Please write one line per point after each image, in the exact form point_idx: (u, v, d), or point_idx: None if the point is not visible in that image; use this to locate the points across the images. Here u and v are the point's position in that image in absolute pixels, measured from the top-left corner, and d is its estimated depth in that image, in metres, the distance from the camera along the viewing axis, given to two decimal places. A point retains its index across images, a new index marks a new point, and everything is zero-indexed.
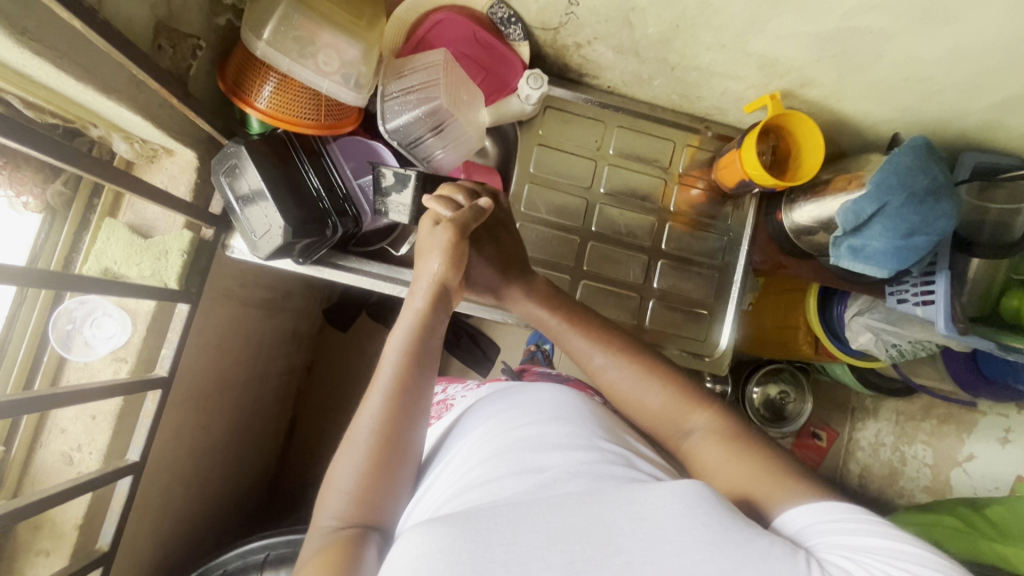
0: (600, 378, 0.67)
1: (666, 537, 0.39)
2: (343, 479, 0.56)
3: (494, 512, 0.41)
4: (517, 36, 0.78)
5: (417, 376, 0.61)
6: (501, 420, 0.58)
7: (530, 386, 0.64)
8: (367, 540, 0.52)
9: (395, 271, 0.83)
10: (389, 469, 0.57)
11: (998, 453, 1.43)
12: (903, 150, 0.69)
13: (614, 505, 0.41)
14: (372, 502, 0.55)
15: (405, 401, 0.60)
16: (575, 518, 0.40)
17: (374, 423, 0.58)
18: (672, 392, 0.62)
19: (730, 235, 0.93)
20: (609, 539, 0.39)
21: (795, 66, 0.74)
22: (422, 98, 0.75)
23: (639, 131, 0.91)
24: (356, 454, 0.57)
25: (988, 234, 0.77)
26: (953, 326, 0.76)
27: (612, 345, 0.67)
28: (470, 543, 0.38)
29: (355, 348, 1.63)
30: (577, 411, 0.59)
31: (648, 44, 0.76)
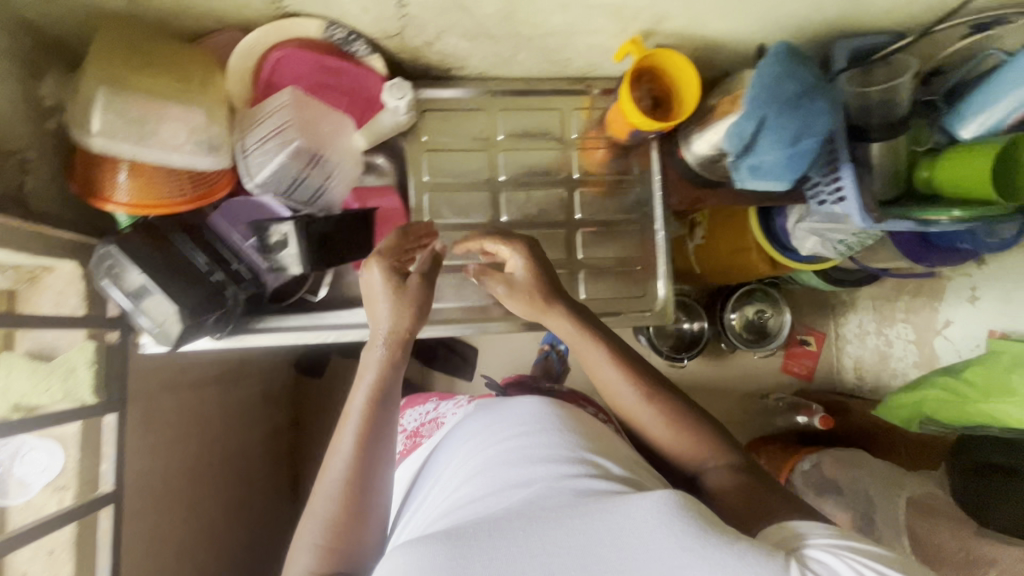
0: (630, 413, 0.70)
1: (644, 546, 0.45)
2: (313, 532, 0.60)
3: (477, 530, 0.48)
4: (363, 52, 0.76)
5: (382, 428, 0.64)
6: (500, 454, 0.65)
7: (517, 412, 0.72)
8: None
9: (315, 317, 0.82)
10: (354, 522, 0.61)
11: (971, 311, 1.41)
12: (771, 58, 0.68)
13: (599, 522, 0.47)
14: (343, 554, 0.60)
15: (373, 438, 0.63)
16: (558, 534, 0.47)
17: (345, 477, 0.61)
18: (683, 432, 0.68)
19: (641, 184, 0.92)
20: (587, 552, 0.45)
21: (644, 6, 0.72)
22: (281, 142, 0.73)
23: (522, 109, 0.90)
24: (325, 508, 0.61)
25: (878, 116, 0.77)
26: (868, 217, 0.76)
27: (649, 390, 0.70)
28: (454, 559, 0.46)
29: (337, 389, 1.63)
30: (569, 437, 0.66)
31: (495, 24, 0.74)
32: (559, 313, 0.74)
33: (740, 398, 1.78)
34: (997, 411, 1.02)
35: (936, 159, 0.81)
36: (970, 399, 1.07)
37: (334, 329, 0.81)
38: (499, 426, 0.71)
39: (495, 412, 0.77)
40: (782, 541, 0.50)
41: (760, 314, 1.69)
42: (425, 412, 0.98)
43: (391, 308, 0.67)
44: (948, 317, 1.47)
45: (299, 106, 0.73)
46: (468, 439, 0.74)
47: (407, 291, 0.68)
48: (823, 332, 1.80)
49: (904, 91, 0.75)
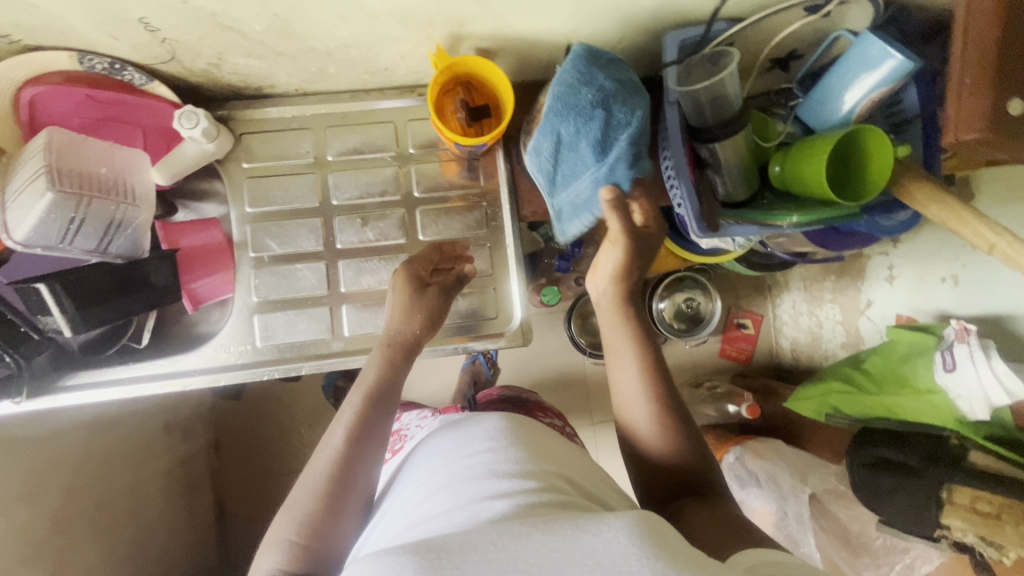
0: (630, 416, 0.62)
1: (612, 573, 0.39)
2: (287, 526, 0.58)
3: (451, 541, 0.43)
4: (141, 80, 0.69)
5: (372, 428, 0.64)
6: (470, 472, 0.60)
7: (477, 421, 0.71)
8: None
9: (133, 368, 0.77)
10: (330, 519, 0.59)
11: (889, 291, 1.37)
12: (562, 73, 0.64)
13: (566, 535, 0.42)
14: (312, 554, 0.58)
15: (364, 445, 0.63)
16: (529, 551, 0.41)
17: (329, 471, 0.61)
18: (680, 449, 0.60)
19: (489, 196, 0.86)
20: (560, 572, 0.39)
21: (434, 11, 0.64)
22: (35, 188, 0.63)
23: (351, 124, 0.83)
24: (304, 501, 0.60)
25: (711, 116, 0.71)
26: (704, 226, 0.71)
27: (669, 407, 0.61)
28: (422, 572, 0.39)
29: (259, 409, 1.58)
30: (524, 456, 0.62)
31: (277, 41, 0.66)
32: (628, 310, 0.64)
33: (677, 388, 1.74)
34: (890, 404, 1.00)
35: (786, 154, 0.74)
36: (865, 392, 1.04)
37: (152, 380, 0.77)
38: (465, 436, 0.69)
39: (457, 428, 0.72)
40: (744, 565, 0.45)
41: (689, 302, 1.63)
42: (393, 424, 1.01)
43: (399, 313, 0.71)
44: (870, 297, 1.44)
45: (59, 150, 0.64)
46: (432, 451, 0.71)
47: (417, 298, 0.72)
48: (760, 314, 1.74)
49: (733, 89, 0.68)
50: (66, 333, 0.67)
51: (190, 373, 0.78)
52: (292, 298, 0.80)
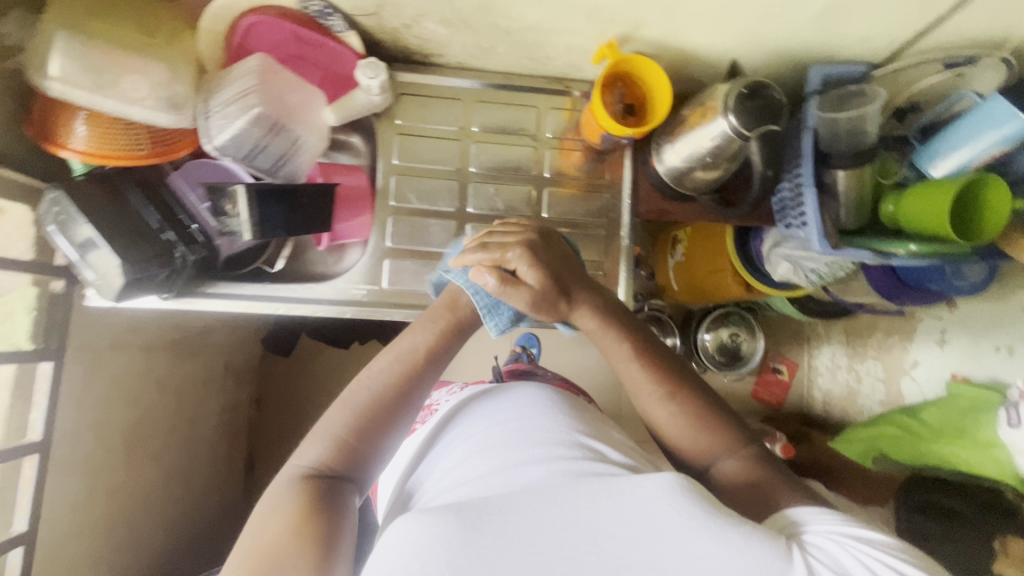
0: (650, 414, 0.63)
1: (654, 526, 0.45)
2: (331, 425, 0.58)
3: (487, 504, 0.47)
4: (340, 27, 0.76)
5: (439, 351, 0.64)
6: (502, 438, 0.63)
7: (513, 390, 0.74)
8: (338, 494, 0.54)
9: (268, 288, 0.82)
10: (378, 428, 0.59)
11: (938, 354, 1.39)
12: (745, 90, 0.70)
13: (601, 495, 0.47)
14: (355, 457, 0.57)
15: (425, 373, 0.63)
16: (565, 510, 0.46)
17: (389, 377, 0.61)
18: (707, 433, 0.61)
19: (611, 190, 0.92)
20: (597, 528, 0.45)
21: (621, 10, 0.72)
22: (242, 105, 0.70)
23: (498, 103, 0.90)
24: (359, 400, 0.59)
25: (847, 144, 0.77)
26: (827, 242, 0.76)
27: (698, 405, 0.62)
28: (462, 530, 0.45)
29: (307, 368, 1.62)
30: (559, 424, 0.65)
31: (471, 12, 0.74)
32: (584, 307, 0.67)
33: None
34: (949, 453, 1.03)
35: (901, 194, 0.81)
36: (923, 439, 1.08)
37: (285, 302, 0.81)
38: (498, 408, 0.71)
39: (494, 396, 0.75)
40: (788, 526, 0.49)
41: (734, 337, 1.68)
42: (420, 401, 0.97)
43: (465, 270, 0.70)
44: (916, 357, 1.45)
45: (266, 74, 0.71)
46: (466, 421, 0.72)
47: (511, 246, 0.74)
48: (797, 363, 1.82)
49: (873, 123, 0.76)
50: (246, 239, 0.70)
51: (319, 303, 0.83)
52: (420, 250, 0.86)
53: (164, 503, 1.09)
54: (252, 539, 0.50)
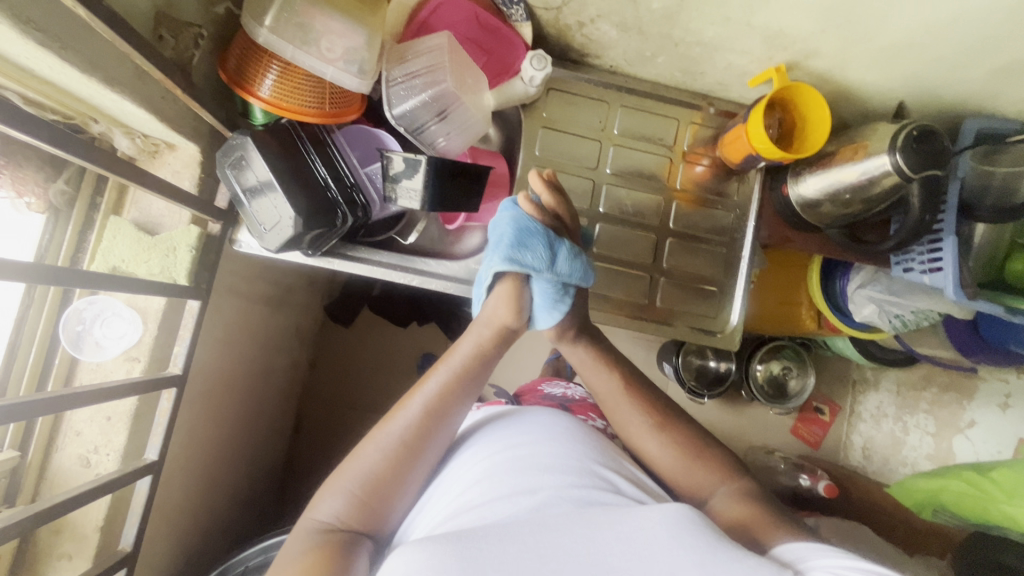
0: (639, 440, 0.75)
1: (657, 557, 0.46)
2: (348, 480, 0.63)
3: (489, 535, 0.48)
4: (519, 17, 0.77)
5: (450, 403, 0.68)
6: (512, 456, 0.62)
7: (526, 411, 0.74)
8: (356, 545, 0.60)
9: (404, 259, 0.83)
10: (392, 485, 0.63)
11: (998, 418, 1.43)
12: (914, 132, 0.71)
13: (607, 530, 0.48)
14: (372, 511, 0.62)
15: (437, 421, 0.66)
16: (571, 544, 0.46)
17: (403, 435, 0.65)
18: (682, 459, 0.72)
19: (737, 210, 0.94)
20: (601, 561, 0.45)
21: (801, 38, 0.73)
22: (427, 82, 0.74)
23: (641, 110, 0.91)
24: (375, 457, 0.64)
25: (993, 198, 0.77)
26: (961, 292, 0.77)
27: (679, 439, 0.73)
28: (463, 563, 0.44)
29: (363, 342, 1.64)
30: (574, 452, 0.64)
31: (652, 20, 0.75)
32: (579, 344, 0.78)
33: (746, 448, 1.78)
34: (1016, 514, 1.02)
35: None
36: (993, 498, 1.07)
37: (419, 275, 0.83)
38: (511, 428, 0.69)
39: (505, 418, 0.73)
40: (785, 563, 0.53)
41: (785, 372, 1.67)
42: None
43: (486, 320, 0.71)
44: (973, 418, 1.48)
45: (451, 52, 0.74)
46: (476, 436, 0.71)
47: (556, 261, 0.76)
48: (841, 405, 1.76)
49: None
50: (413, 208, 0.72)
51: (451, 280, 0.84)
52: None
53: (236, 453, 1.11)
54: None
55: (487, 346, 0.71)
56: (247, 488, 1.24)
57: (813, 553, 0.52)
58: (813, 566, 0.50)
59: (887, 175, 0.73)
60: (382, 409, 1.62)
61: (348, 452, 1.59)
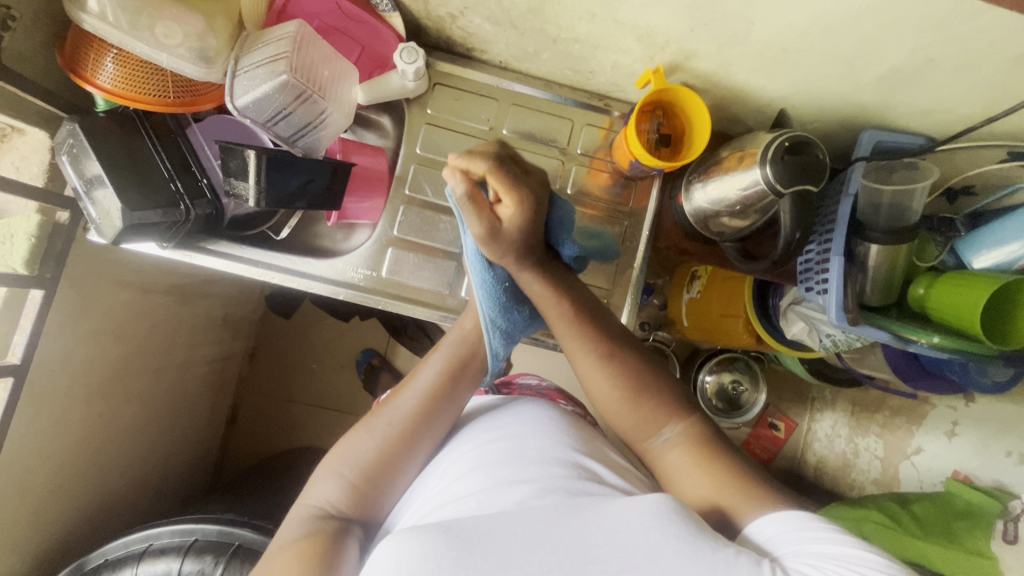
0: (588, 376, 0.70)
1: (641, 550, 0.44)
2: (343, 466, 0.65)
3: (476, 524, 0.47)
4: (386, 7, 0.74)
5: (441, 401, 0.70)
6: (506, 445, 0.60)
7: (516, 400, 0.72)
8: (352, 532, 0.60)
9: (269, 255, 0.81)
10: (384, 476, 0.65)
11: (945, 446, 1.29)
12: (786, 143, 0.66)
13: (593, 518, 0.47)
14: (364, 499, 0.63)
15: (417, 400, 0.70)
16: (558, 534, 0.45)
17: (397, 422, 0.68)
18: (621, 392, 0.68)
19: (631, 219, 0.88)
20: (585, 549, 0.44)
21: (674, 37, 0.68)
22: (271, 71, 0.70)
23: (535, 109, 0.87)
24: (368, 445, 0.66)
25: (885, 219, 0.73)
26: (844, 316, 0.72)
27: (623, 365, 0.69)
28: (452, 551, 0.44)
29: (303, 335, 1.60)
30: (566, 440, 0.62)
31: (520, 14, 0.71)
32: (528, 271, 0.72)
33: None
34: (933, 553, 0.96)
35: (934, 278, 0.76)
36: (906, 531, 1.00)
37: (282, 271, 0.81)
38: (504, 419, 0.67)
39: (499, 407, 0.71)
40: (761, 547, 0.51)
41: (735, 386, 1.60)
42: None
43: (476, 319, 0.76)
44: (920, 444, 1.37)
45: (300, 42, 0.70)
46: (467, 428, 0.69)
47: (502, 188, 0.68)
48: (797, 422, 1.67)
49: (918, 201, 0.71)
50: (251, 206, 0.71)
51: (315, 278, 0.82)
52: (426, 246, 0.84)
53: (137, 444, 1.09)
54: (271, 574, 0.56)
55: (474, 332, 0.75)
56: (162, 477, 1.23)
57: (784, 533, 0.50)
58: (790, 554, 0.48)
59: (761, 188, 0.69)
60: (316, 402, 1.59)
61: (280, 444, 1.58)
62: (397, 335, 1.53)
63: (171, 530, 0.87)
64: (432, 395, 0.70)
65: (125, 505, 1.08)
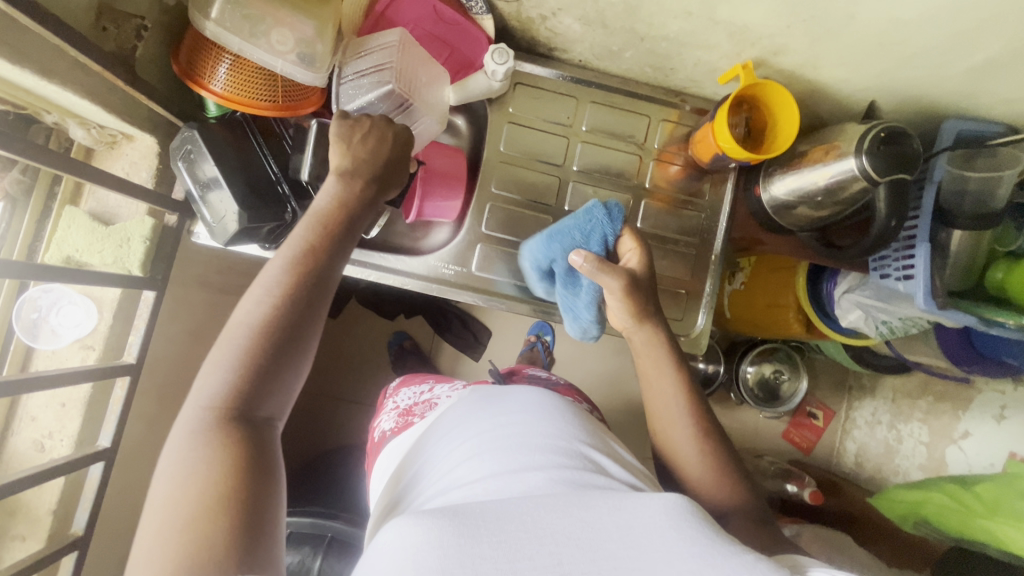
0: (675, 443, 0.69)
1: (654, 546, 0.41)
2: (224, 358, 0.52)
3: (484, 509, 0.43)
4: (479, 9, 0.76)
5: (318, 270, 0.56)
6: (505, 435, 0.56)
7: (512, 392, 0.66)
8: (250, 443, 0.50)
9: (363, 253, 0.84)
10: (280, 367, 0.53)
11: (994, 430, 1.26)
12: (881, 134, 0.68)
13: (604, 511, 0.44)
14: (256, 398, 0.51)
15: (308, 288, 0.56)
16: (565, 523, 0.42)
17: (271, 307, 0.54)
18: (711, 464, 0.67)
19: (708, 212, 0.91)
20: (596, 544, 0.41)
21: (766, 34, 0.71)
22: (375, 80, 0.73)
23: (612, 106, 0.89)
24: (241, 341, 0.52)
25: (971, 203, 0.75)
26: (932, 301, 0.75)
27: (711, 440, 0.69)
28: (458, 538, 0.40)
29: (338, 336, 1.55)
30: (567, 430, 0.58)
31: (614, 14, 0.74)
32: (650, 328, 0.72)
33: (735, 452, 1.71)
34: (999, 532, 0.97)
35: (1014, 263, 0.78)
36: (973, 512, 1.02)
37: (378, 269, 0.83)
38: (501, 407, 0.62)
39: (494, 395, 0.66)
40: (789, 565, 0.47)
41: (777, 375, 1.57)
42: (421, 391, 0.81)
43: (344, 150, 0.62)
44: (967, 429, 1.31)
45: (402, 50, 0.73)
46: (461, 413, 0.64)
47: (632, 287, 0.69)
48: (834, 411, 1.65)
49: (1004, 191, 0.74)
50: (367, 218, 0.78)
51: (408, 276, 0.85)
52: (513, 242, 0.87)
53: None
54: (169, 509, 0.45)
55: (332, 197, 0.60)
56: None
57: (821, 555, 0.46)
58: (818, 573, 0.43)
59: (854, 177, 0.70)
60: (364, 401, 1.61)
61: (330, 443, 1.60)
62: (443, 334, 1.54)
63: None
64: (297, 266, 0.56)
65: None
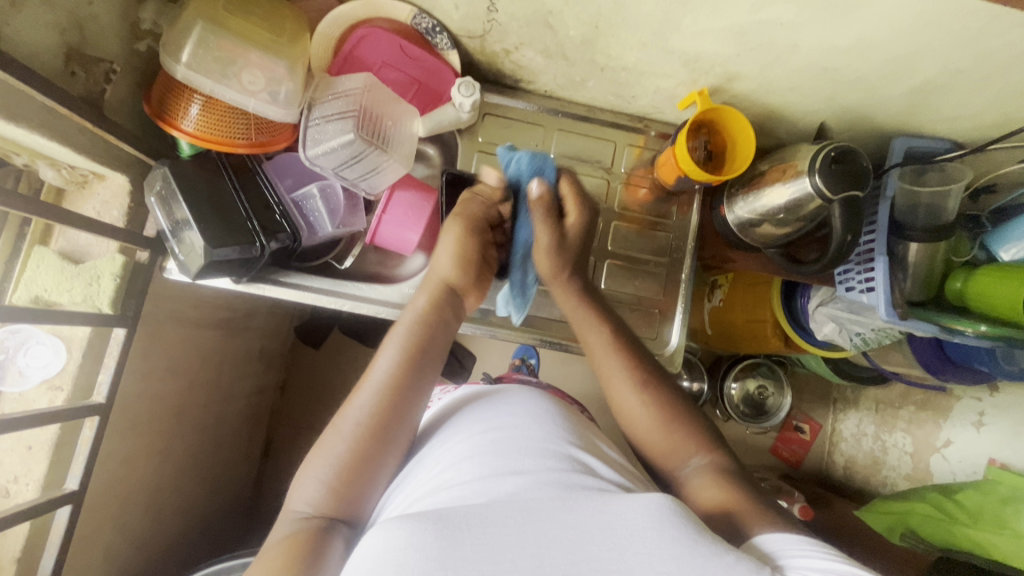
0: (615, 396, 0.70)
1: (636, 548, 0.40)
2: (321, 467, 0.57)
3: (468, 514, 0.42)
4: (444, 45, 0.79)
5: (411, 374, 0.63)
6: (494, 438, 0.55)
7: (507, 394, 0.66)
8: (334, 532, 0.54)
9: (337, 284, 0.84)
10: (362, 471, 0.57)
11: (974, 437, 1.24)
12: (831, 153, 0.71)
13: (587, 513, 0.43)
14: (348, 497, 0.56)
15: (398, 395, 0.61)
16: (546, 524, 0.41)
17: (363, 418, 0.59)
18: (652, 410, 0.67)
19: (677, 232, 0.93)
20: (578, 546, 0.40)
21: (719, 62, 0.74)
22: (341, 125, 0.76)
23: (578, 133, 0.92)
24: (340, 443, 0.58)
25: (924, 219, 0.78)
26: (894, 311, 0.76)
27: (650, 382, 0.69)
28: (441, 541, 0.40)
29: (320, 367, 1.52)
30: (561, 434, 0.57)
31: (573, 46, 0.77)
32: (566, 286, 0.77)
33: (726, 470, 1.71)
34: (983, 540, 0.97)
35: (971, 271, 0.80)
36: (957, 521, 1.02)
37: (353, 299, 0.83)
38: (492, 412, 0.61)
39: (487, 400, 0.65)
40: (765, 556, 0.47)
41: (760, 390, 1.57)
42: None
43: (454, 263, 0.71)
44: (949, 436, 1.30)
45: (367, 94, 0.77)
46: (453, 421, 0.63)
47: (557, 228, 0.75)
48: (820, 424, 1.65)
49: (954, 200, 0.77)
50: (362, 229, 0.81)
51: (382, 304, 0.84)
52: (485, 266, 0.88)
53: (189, 479, 1.08)
54: None
55: (432, 306, 0.69)
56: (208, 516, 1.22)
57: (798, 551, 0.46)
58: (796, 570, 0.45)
59: (810, 196, 0.73)
60: None
61: None
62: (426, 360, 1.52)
63: (239, 563, 0.87)
64: (393, 382, 0.61)
65: (177, 547, 1.07)
